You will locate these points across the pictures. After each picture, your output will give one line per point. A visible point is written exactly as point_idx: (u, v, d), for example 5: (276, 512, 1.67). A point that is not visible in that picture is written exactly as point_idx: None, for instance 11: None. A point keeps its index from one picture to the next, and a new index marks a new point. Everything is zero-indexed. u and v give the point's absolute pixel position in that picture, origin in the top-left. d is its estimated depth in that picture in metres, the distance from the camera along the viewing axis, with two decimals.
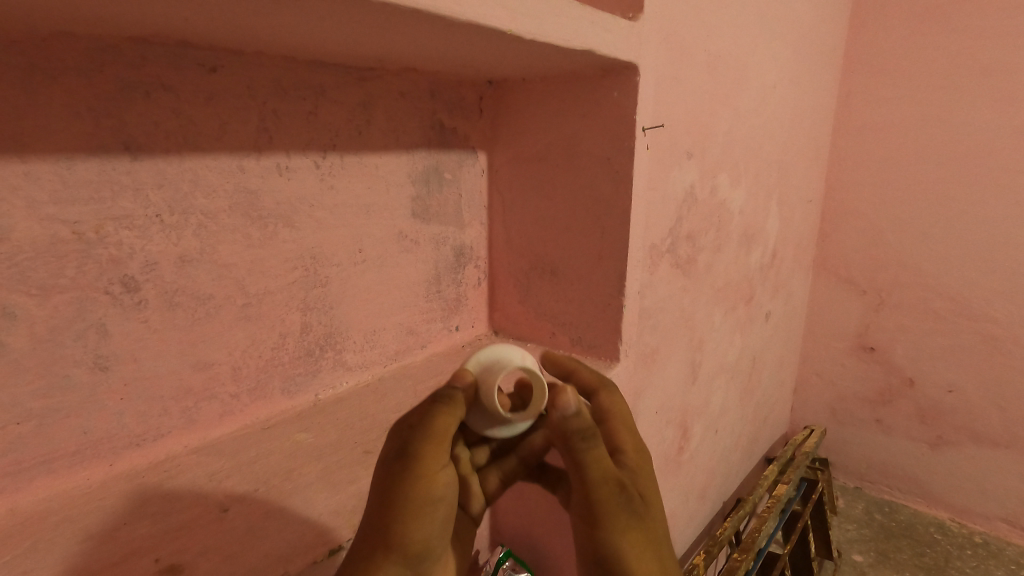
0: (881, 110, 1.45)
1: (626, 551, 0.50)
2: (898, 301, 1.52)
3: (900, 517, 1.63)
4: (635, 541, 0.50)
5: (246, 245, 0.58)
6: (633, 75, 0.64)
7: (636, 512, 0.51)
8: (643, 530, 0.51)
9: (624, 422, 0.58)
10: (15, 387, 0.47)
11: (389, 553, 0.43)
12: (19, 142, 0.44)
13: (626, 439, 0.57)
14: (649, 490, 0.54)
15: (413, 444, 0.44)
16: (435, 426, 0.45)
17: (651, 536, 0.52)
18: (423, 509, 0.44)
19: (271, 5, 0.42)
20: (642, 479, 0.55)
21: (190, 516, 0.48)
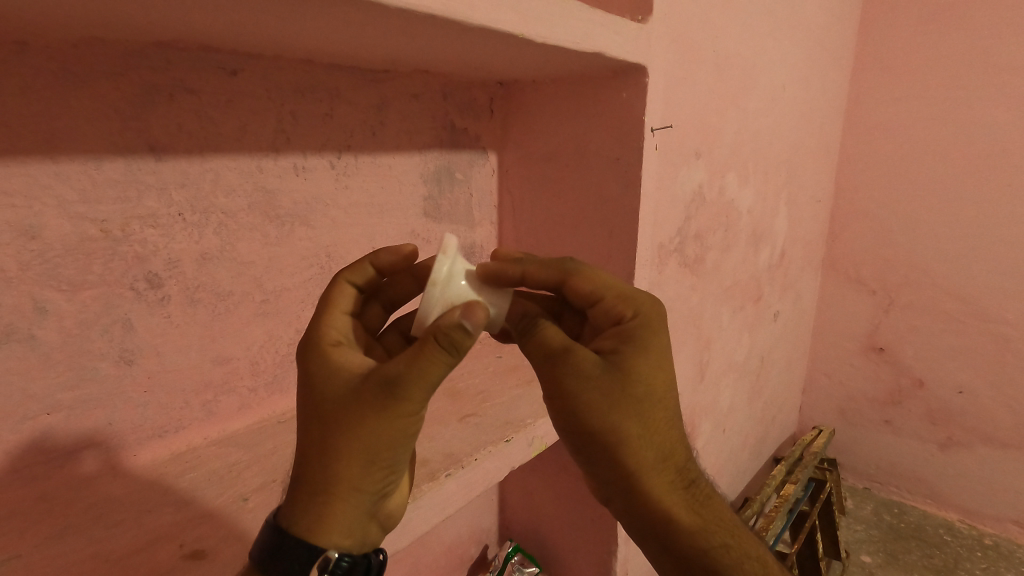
0: (891, 110, 1.45)
1: (609, 427, 0.46)
2: (908, 301, 1.51)
3: (910, 518, 1.63)
4: (617, 413, 0.46)
5: (264, 242, 0.60)
6: (642, 76, 0.65)
7: (617, 381, 0.47)
8: (632, 400, 0.47)
9: (614, 288, 0.51)
10: (45, 379, 0.49)
11: (352, 495, 0.39)
12: (51, 144, 0.46)
13: (627, 307, 0.51)
14: (653, 354, 0.49)
15: (402, 386, 0.38)
16: (431, 370, 0.38)
17: (646, 406, 0.48)
18: (397, 449, 0.40)
19: (295, 13, 0.43)
20: (642, 344, 0.49)
21: (214, 503, 0.50)
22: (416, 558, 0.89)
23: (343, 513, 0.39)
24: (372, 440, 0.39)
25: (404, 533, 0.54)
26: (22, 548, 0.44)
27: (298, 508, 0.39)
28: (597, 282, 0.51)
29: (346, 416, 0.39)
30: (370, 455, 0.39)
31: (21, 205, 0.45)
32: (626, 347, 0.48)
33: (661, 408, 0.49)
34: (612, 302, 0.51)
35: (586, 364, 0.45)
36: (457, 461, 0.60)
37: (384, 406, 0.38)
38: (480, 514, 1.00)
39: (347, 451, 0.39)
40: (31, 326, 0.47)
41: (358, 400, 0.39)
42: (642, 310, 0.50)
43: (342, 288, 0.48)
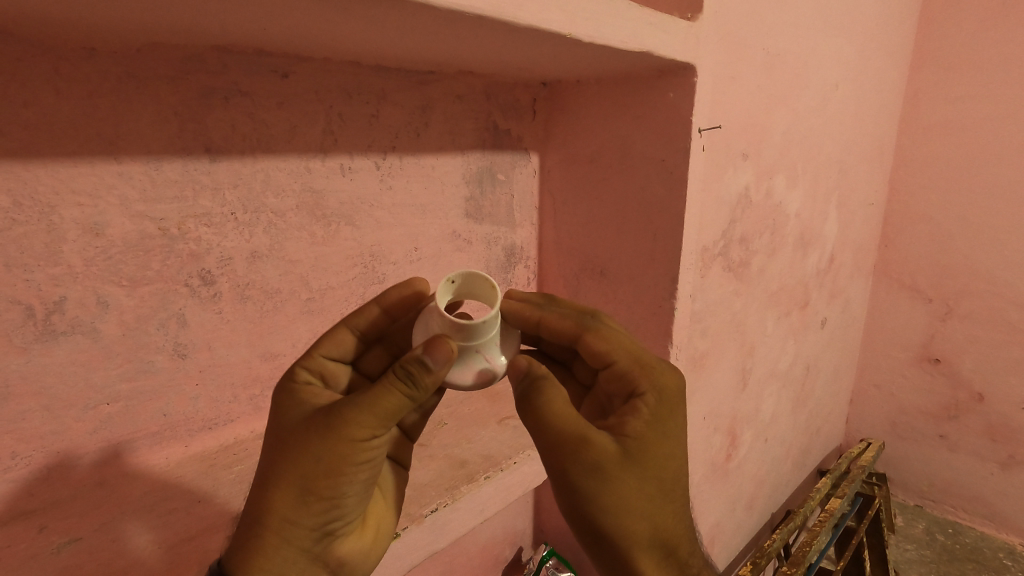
0: (952, 109, 1.37)
1: (625, 526, 0.44)
2: (968, 311, 1.43)
3: (966, 539, 1.54)
4: (630, 507, 0.44)
5: (311, 242, 0.61)
6: (690, 76, 0.63)
7: (635, 473, 0.44)
8: (646, 490, 0.44)
9: (629, 351, 0.50)
10: (106, 370, 0.51)
11: (283, 526, 0.39)
12: (115, 145, 0.48)
13: (646, 380, 0.48)
14: (667, 439, 0.46)
15: (344, 408, 0.39)
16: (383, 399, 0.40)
17: (658, 498, 0.45)
18: (340, 475, 0.40)
19: (331, 12, 0.43)
20: (656, 430, 0.46)
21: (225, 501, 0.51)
22: (451, 556, 0.90)
23: (273, 546, 0.39)
24: (305, 460, 0.39)
25: (443, 533, 0.54)
26: (85, 531, 0.46)
27: (240, 534, 0.40)
28: (611, 342, 0.50)
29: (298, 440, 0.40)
30: (307, 479, 0.39)
31: (87, 204, 0.48)
32: (648, 431, 0.45)
33: (671, 497, 0.46)
34: (629, 368, 0.49)
35: (604, 455, 0.43)
36: (495, 464, 0.60)
37: (326, 427, 0.40)
38: (516, 515, 1.00)
39: (288, 472, 0.39)
40: (94, 320, 0.50)
41: (306, 425, 0.41)
42: (660, 383, 0.48)
43: (339, 330, 0.49)
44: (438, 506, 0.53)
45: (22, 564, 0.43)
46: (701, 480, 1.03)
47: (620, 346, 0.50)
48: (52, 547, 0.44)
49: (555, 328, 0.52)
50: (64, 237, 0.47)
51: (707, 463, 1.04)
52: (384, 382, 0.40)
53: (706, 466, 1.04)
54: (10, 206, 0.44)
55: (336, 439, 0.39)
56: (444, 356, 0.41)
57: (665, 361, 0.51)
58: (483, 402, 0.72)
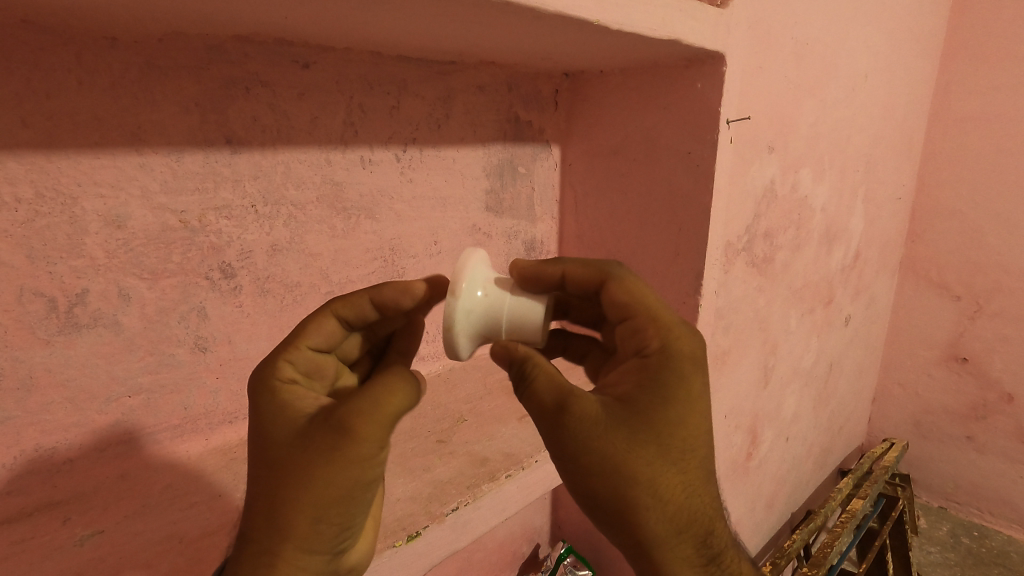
0: (985, 99, 1.31)
1: (623, 493, 0.40)
2: (998, 309, 1.38)
3: (992, 543, 1.50)
4: (624, 473, 0.39)
5: (331, 235, 0.61)
6: (719, 65, 0.61)
7: (628, 435, 0.40)
8: (647, 457, 0.40)
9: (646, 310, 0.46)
10: (128, 363, 0.51)
11: (298, 554, 0.37)
12: (137, 137, 0.48)
13: (655, 336, 0.45)
14: (675, 400, 0.42)
15: (351, 425, 0.37)
16: (388, 411, 0.38)
17: (663, 465, 0.40)
18: (354, 494, 0.38)
19: None
20: (658, 390, 0.42)
21: (229, 498, 0.51)
22: (468, 552, 0.89)
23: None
24: (314, 489, 0.37)
25: (466, 532, 0.54)
26: (108, 523, 0.46)
27: (246, 566, 0.37)
28: (630, 297, 0.46)
29: (302, 460, 0.37)
30: (317, 507, 0.37)
31: (110, 195, 0.47)
32: (645, 391, 0.42)
33: (682, 465, 0.41)
34: (642, 327, 0.46)
35: (590, 416, 0.40)
36: (517, 461, 0.59)
37: (332, 447, 0.37)
38: (534, 511, 1.00)
39: (298, 498, 0.37)
40: (116, 312, 0.49)
41: (304, 450, 0.38)
42: (671, 343, 0.44)
43: (322, 318, 0.46)
44: (459, 504, 0.52)
45: (45, 555, 0.43)
46: (721, 479, 1.02)
47: (637, 298, 0.46)
48: (76, 539, 0.44)
49: (578, 281, 0.48)
50: (87, 229, 0.47)
51: (728, 461, 1.03)
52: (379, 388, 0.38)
53: (726, 465, 1.02)
54: (33, 197, 0.44)
55: (347, 460, 0.37)
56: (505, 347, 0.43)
57: (681, 321, 0.47)
58: (503, 399, 0.71)
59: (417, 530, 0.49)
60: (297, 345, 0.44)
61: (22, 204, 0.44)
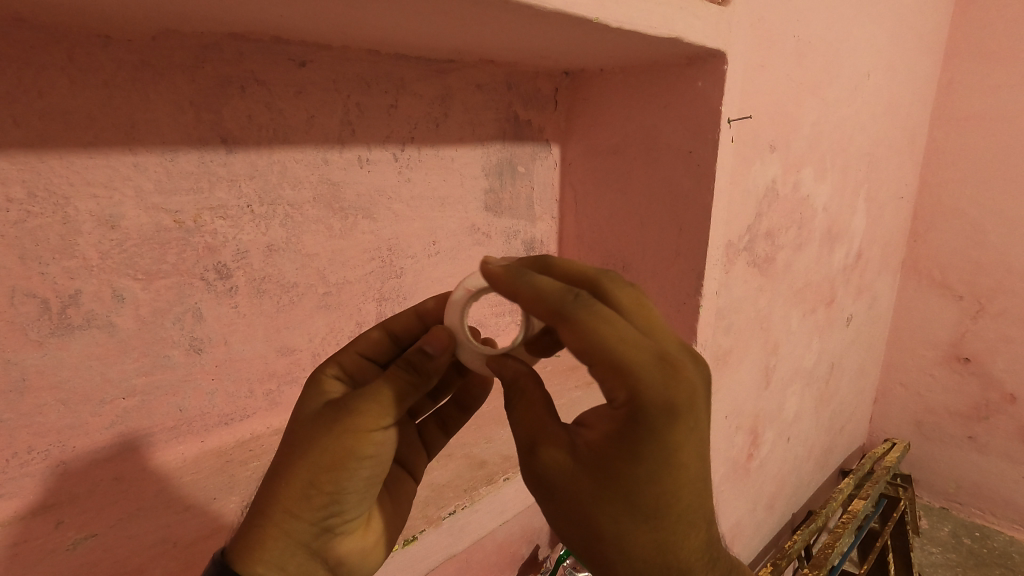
0: (988, 98, 1.30)
1: (592, 540, 0.38)
2: (1001, 309, 1.37)
3: (993, 544, 1.50)
4: (590, 523, 0.37)
5: (328, 235, 0.60)
6: (720, 63, 0.61)
7: (590, 489, 0.37)
8: (613, 512, 0.37)
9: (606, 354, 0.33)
10: (122, 364, 0.50)
11: (285, 520, 0.37)
12: (131, 136, 0.47)
13: (620, 387, 0.33)
14: (641, 460, 0.34)
15: (353, 398, 0.38)
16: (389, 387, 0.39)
17: (631, 519, 0.36)
18: (346, 468, 0.37)
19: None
20: (623, 449, 0.35)
21: (220, 504, 0.50)
22: (467, 553, 0.89)
23: (276, 541, 0.37)
24: (310, 459, 0.37)
25: (463, 535, 0.54)
26: (101, 527, 0.46)
27: (240, 529, 0.38)
28: (585, 339, 0.33)
29: (306, 432, 0.39)
30: (308, 473, 0.37)
31: (103, 195, 0.47)
32: (611, 448, 0.35)
33: (658, 521, 0.36)
34: (604, 372, 0.34)
35: (555, 463, 0.37)
36: (515, 465, 0.58)
37: (332, 417, 0.38)
38: (533, 512, 0.99)
39: (291, 466, 0.37)
40: (109, 313, 0.49)
41: (313, 419, 0.39)
42: (635, 397, 0.33)
43: (370, 329, 0.46)
44: (456, 508, 0.52)
45: (39, 559, 0.42)
46: (721, 480, 1.01)
47: (600, 336, 0.33)
48: (68, 542, 0.44)
49: (531, 305, 0.35)
50: (80, 230, 0.46)
51: (728, 462, 1.02)
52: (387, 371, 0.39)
53: (727, 466, 1.02)
54: (25, 197, 0.44)
55: (340, 430, 0.37)
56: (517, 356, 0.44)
57: (666, 360, 0.33)
58: (502, 400, 0.71)
59: (414, 534, 0.49)
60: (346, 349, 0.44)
61: (15, 204, 0.43)
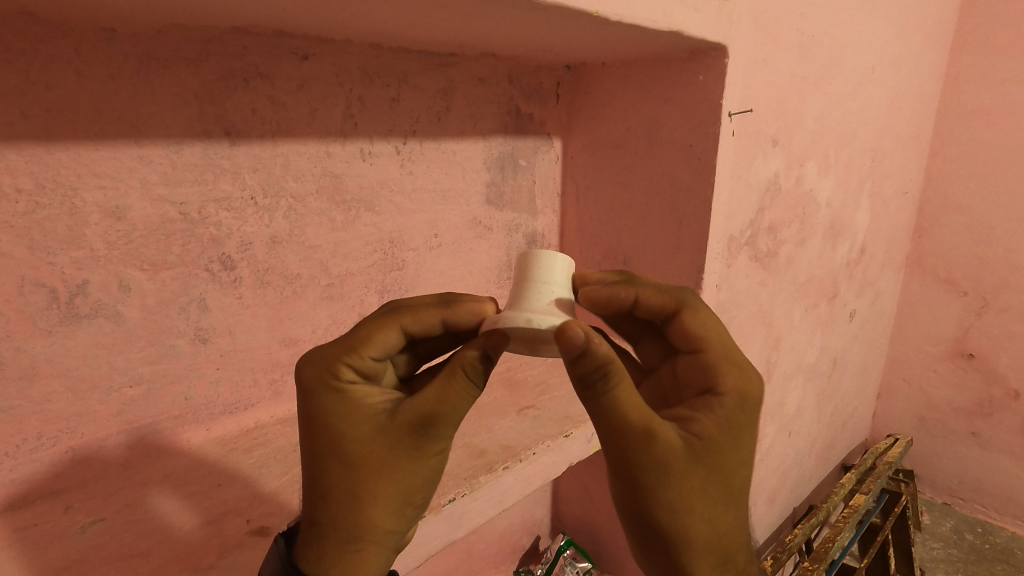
0: (995, 92, 1.29)
1: (683, 527, 0.41)
2: (1005, 305, 1.37)
3: (995, 539, 1.50)
4: (685, 500, 0.41)
5: (331, 227, 0.61)
6: (721, 57, 0.61)
7: (694, 466, 0.41)
8: (708, 494, 0.42)
9: (723, 344, 0.45)
10: (129, 353, 0.51)
11: (382, 536, 0.41)
12: (136, 128, 0.48)
13: (728, 378, 0.44)
14: (739, 441, 0.43)
15: (436, 428, 0.39)
16: (459, 408, 0.39)
17: (720, 498, 0.42)
18: (429, 481, 0.42)
19: None
20: (725, 433, 0.42)
21: (270, 486, 0.51)
22: (469, 543, 0.90)
23: (378, 553, 0.41)
24: (400, 482, 0.40)
25: (462, 523, 0.54)
26: (109, 511, 0.47)
27: (328, 549, 0.40)
28: (710, 330, 0.46)
29: (385, 460, 0.40)
30: (402, 493, 0.41)
31: (109, 186, 0.48)
32: (717, 432, 0.42)
33: (733, 503, 0.43)
34: (715, 362, 0.45)
35: (668, 447, 0.40)
36: (515, 454, 0.59)
37: (415, 445, 0.40)
38: (534, 503, 1.00)
39: (383, 492, 0.40)
40: (116, 303, 0.50)
41: (386, 446, 0.40)
42: (742, 384, 0.44)
43: (387, 330, 0.43)
44: (455, 496, 0.53)
45: (47, 542, 0.44)
46: None
47: (714, 331, 0.45)
48: (77, 526, 0.45)
49: (652, 307, 0.47)
50: (87, 221, 0.47)
51: None
52: (455, 391, 0.39)
53: None
54: (33, 188, 0.45)
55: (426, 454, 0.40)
56: (584, 339, 0.38)
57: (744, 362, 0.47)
58: (503, 392, 0.72)
59: None
60: (359, 352, 0.42)
61: (23, 195, 0.44)
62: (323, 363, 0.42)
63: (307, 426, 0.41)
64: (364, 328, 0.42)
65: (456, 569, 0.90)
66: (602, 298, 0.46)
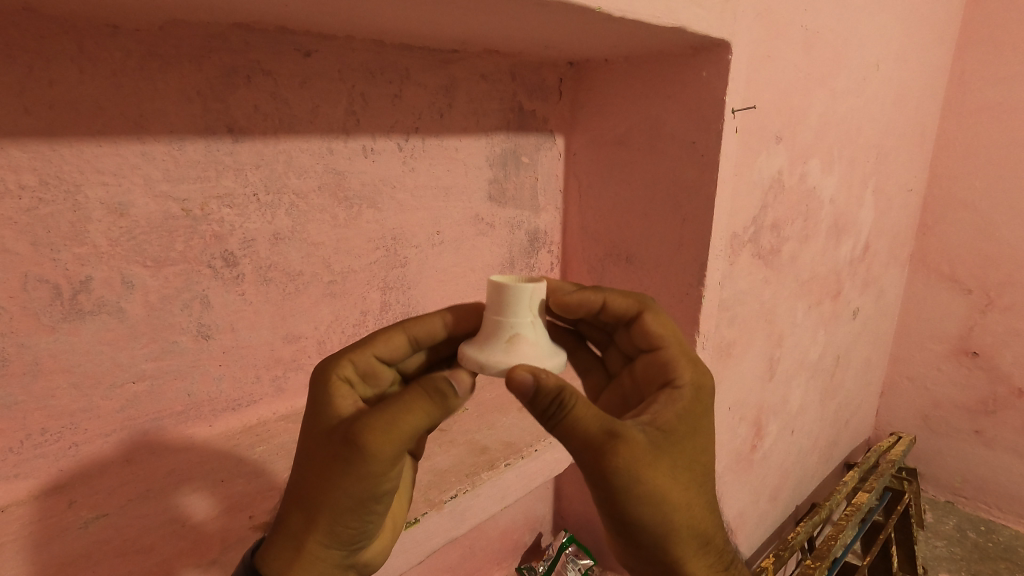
0: (1000, 89, 1.28)
1: (662, 521, 0.41)
2: (1010, 303, 1.36)
3: (998, 538, 1.49)
4: (666, 500, 0.40)
5: (333, 224, 0.61)
6: (725, 53, 0.60)
7: (668, 462, 0.40)
8: (682, 486, 0.41)
9: (678, 341, 0.49)
10: (132, 350, 0.51)
11: (318, 544, 0.39)
12: (139, 124, 0.48)
13: (684, 371, 0.47)
14: (700, 427, 0.44)
15: (361, 443, 0.37)
16: (401, 426, 0.37)
17: (693, 486, 0.42)
18: (368, 502, 0.39)
19: None
20: (687, 423, 0.43)
21: (272, 482, 0.51)
22: (470, 540, 0.90)
23: (310, 563, 0.39)
24: (331, 494, 0.38)
25: (463, 520, 0.54)
26: (112, 507, 0.48)
27: (276, 541, 0.40)
28: (667, 329, 0.49)
29: (321, 464, 0.39)
30: (333, 506, 0.39)
31: (112, 183, 0.48)
32: (679, 424, 0.43)
33: (703, 487, 0.44)
34: (674, 357, 0.48)
35: (636, 449, 0.39)
36: (516, 451, 0.59)
37: (343, 460, 0.38)
38: (536, 500, 1.00)
39: (318, 498, 0.39)
40: (119, 299, 0.50)
41: (326, 448, 0.39)
42: (696, 377, 0.46)
43: (393, 331, 0.47)
44: (457, 492, 0.53)
45: (52, 537, 0.44)
46: (724, 470, 1.02)
47: (669, 331, 0.49)
48: (81, 522, 0.46)
49: (618, 310, 0.50)
50: (90, 217, 0.47)
51: (732, 454, 1.02)
52: (394, 403, 0.37)
53: (730, 457, 1.02)
54: (37, 184, 0.45)
55: (355, 474, 0.38)
56: (531, 379, 0.39)
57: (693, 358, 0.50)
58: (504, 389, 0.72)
59: (416, 517, 0.49)
60: (366, 348, 0.45)
61: (26, 191, 0.44)
62: (328, 362, 0.44)
63: (300, 421, 0.42)
64: (374, 331, 0.47)
65: (458, 566, 0.91)
66: (574, 301, 0.49)
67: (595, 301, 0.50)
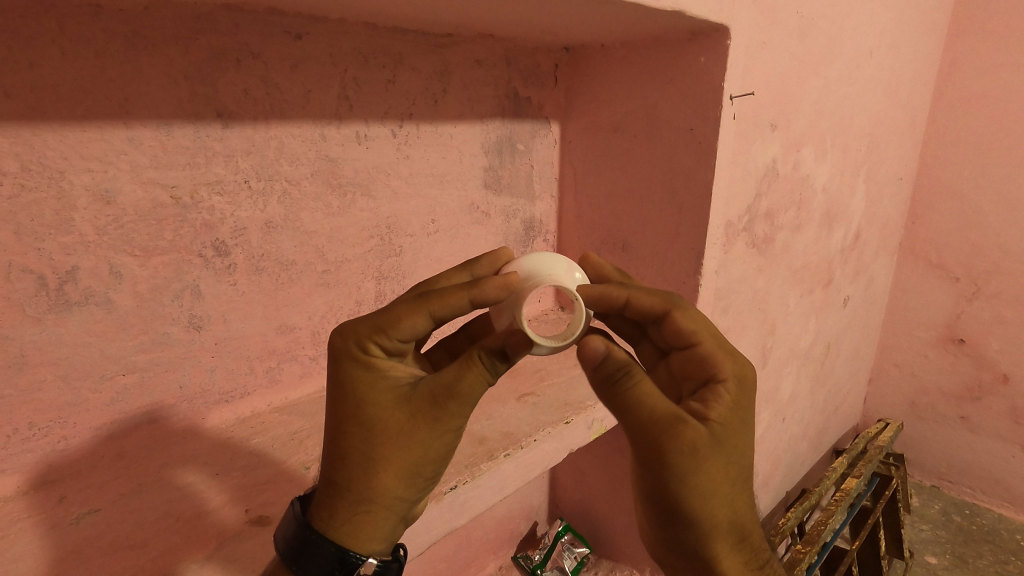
0: (989, 78, 1.29)
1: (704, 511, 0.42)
2: (997, 291, 1.38)
3: (983, 521, 1.52)
4: (710, 492, 0.41)
5: (327, 212, 0.60)
6: (723, 38, 0.60)
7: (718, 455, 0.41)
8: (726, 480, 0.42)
9: (714, 336, 0.45)
10: (121, 341, 0.50)
11: (393, 502, 0.39)
12: (125, 109, 0.47)
13: (726, 365, 0.44)
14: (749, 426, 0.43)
15: (449, 400, 0.38)
16: (477, 387, 0.38)
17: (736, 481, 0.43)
18: (444, 455, 0.40)
19: None
20: (738, 419, 0.43)
21: (268, 475, 0.51)
22: (467, 529, 0.90)
23: (385, 519, 0.39)
24: (414, 451, 0.39)
25: (464, 510, 0.53)
26: (104, 502, 0.47)
27: (338, 508, 0.39)
28: (700, 324, 0.45)
29: (402, 426, 0.39)
30: (416, 463, 0.39)
31: (97, 169, 0.46)
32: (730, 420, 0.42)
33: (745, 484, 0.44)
34: (711, 351, 0.45)
35: (688, 442, 0.39)
36: (516, 441, 0.59)
37: (432, 417, 0.39)
38: (531, 489, 1.00)
39: (398, 458, 0.39)
40: (107, 290, 0.49)
41: (407, 411, 0.39)
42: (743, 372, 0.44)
43: (415, 315, 0.39)
44: (456, 483, 0.52)
45: (41, 534, 0.43)
46: None
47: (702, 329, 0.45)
48: (72, 517, 0.45)
49: (642, 308, 0.45)
50: (75, 205, 0.46)
51: None
52: (465, 362, 0.38)
53: None
54: (19, 170, 0.43)
55: (443, 427, 0.39)
56: (603, 349, 0.40)
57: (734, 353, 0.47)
58: (502, 380, 0.71)
59: None
60: (388, 334, 0.40)
61: (7, 177, 0.43)
62: (355, 336, 0.40)
63: (343, 397, 0.39)
64: (394, 312, 0.40)
65: (454, 556, 0.91)
66: (596, 293, 0.44)
67: (617, 300, 0.44)
